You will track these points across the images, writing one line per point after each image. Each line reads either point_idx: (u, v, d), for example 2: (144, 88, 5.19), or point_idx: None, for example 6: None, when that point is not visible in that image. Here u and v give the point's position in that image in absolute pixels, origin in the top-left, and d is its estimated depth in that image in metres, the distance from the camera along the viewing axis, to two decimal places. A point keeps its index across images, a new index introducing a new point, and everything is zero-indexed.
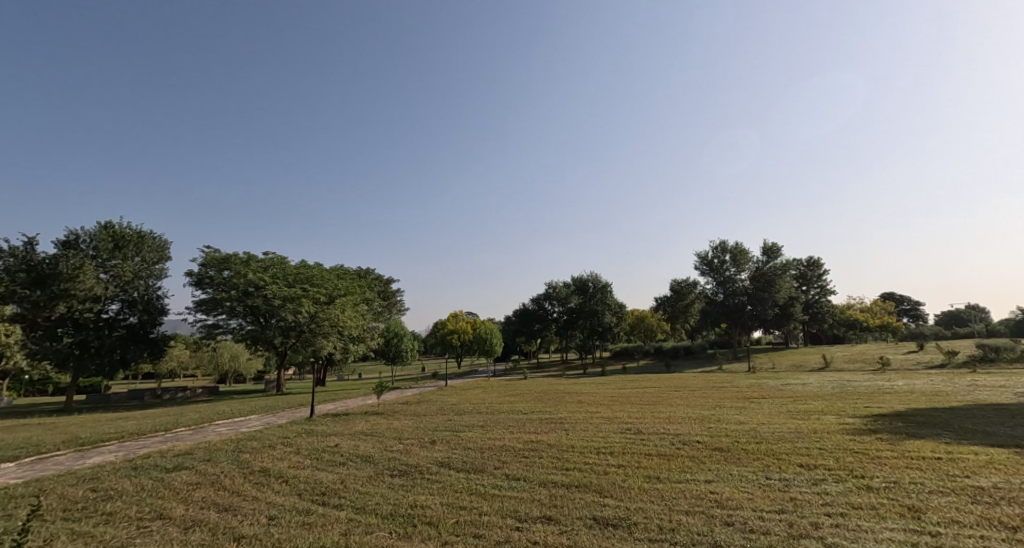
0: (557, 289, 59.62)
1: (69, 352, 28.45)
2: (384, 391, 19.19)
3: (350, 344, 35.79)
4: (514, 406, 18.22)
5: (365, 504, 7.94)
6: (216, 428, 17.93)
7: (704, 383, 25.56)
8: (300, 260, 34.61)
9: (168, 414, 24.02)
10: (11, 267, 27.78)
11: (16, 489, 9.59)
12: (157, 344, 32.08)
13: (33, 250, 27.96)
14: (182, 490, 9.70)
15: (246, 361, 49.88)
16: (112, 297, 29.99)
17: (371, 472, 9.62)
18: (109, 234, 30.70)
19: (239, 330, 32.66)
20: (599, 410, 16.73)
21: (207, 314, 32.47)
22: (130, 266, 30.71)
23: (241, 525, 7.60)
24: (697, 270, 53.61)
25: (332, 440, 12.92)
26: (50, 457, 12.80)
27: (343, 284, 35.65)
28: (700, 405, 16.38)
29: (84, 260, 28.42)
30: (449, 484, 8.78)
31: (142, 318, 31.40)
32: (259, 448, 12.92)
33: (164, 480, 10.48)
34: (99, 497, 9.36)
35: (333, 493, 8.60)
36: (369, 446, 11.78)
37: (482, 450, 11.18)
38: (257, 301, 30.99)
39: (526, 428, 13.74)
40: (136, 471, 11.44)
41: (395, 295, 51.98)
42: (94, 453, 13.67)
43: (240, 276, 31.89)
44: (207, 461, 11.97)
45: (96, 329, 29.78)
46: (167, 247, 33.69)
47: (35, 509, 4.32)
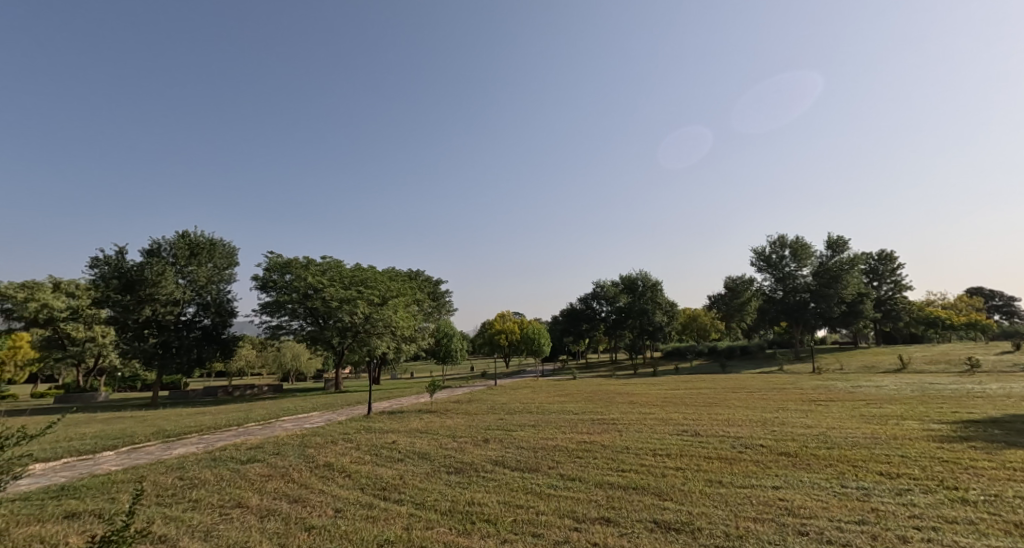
0: (605, 288, 58.87)
1: (154, 350, 30.87)
2: (436, 390, 19.59)
3: (403, 344, 36.82)
4: (565, 406, 18.16)
5: (425, 500, 8.15)
6: (283, 424, 19.01)
7: (765, 384, 24.51)
8: (355, 263, 36.03)
9: (238, 410, 25.64)
10: (106, 274, 30.55)
11: (115, 475, 10.55)
12: (228, 344, 34.08)
13: (123, 258, 30.63)
14: (257, 481, 10.35)
15: (307, 360, 52.35)
16: (189, 300, 32.32)
17: (428, 469, 9.86)
18: (186, 242, 33.08)
19: (301, 331, 34.39)
20: (653, 412, 16.36)
21: (271, 315, 34.40)
22: (204, 271, 33.04)
23: (310, 516, 8.01)
24: (753, 266, 51.44)
25: (390, 436, 13.36)
26: (141, 446, 13.99)
27: (395, 286, 36.65)
28: (762, 408, 15.68)
29: (165, 267, 30.85)
30: (506, 483, 8.86)
31: (215, 321, 33.48)
32: (323, 443, 13.56)
33: (239, 472, 11.20)
34: (186, 484, 10.16)
35: (393, 488, 8.90)
36: (425, 443, 12.10)
37: (535, 449, 11.24)
38: (316, 303, 32.50)
39: (578, 428, 13.66)
40: (215, 462, 12.31)
41: (444, 296, 52.90)
42: (178, 444, 14.82)
43: (301, 280, 33.63)
44: (277, 455, 12.69)
45: (175, 329, 32.09)
46: (237, 253, 35.74)
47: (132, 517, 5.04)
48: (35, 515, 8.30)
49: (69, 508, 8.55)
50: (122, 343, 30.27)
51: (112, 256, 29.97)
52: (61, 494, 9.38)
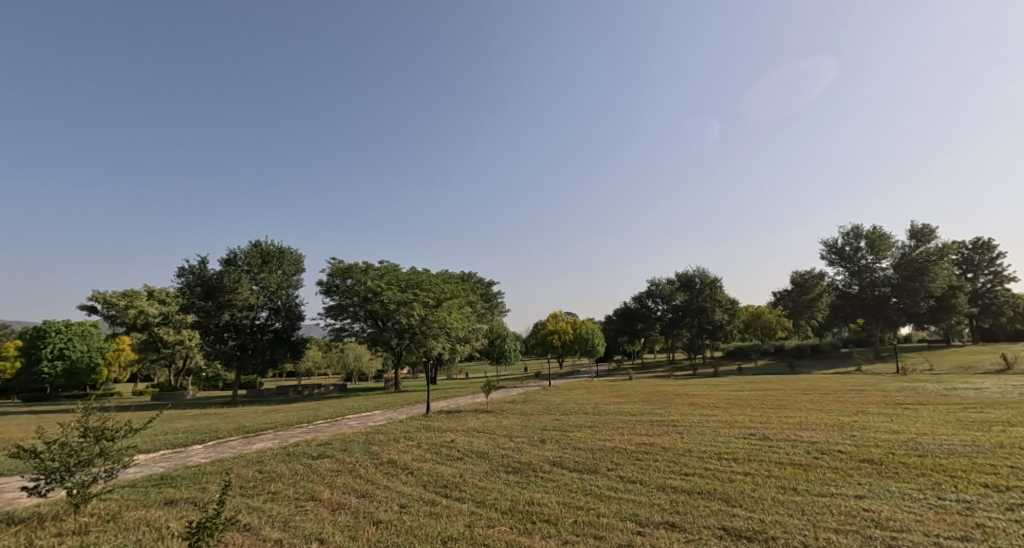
0: (660, 287, 57.36)
1: (233, 353, 32.97)
2: (492, 390, 19.76)
3: (458, 345, 37.43)
4: (623, 408, 17.81)
5: (485, 499, 8.24)
6: (348, 421, 19.88)
7: (840, 385, 22.96)
8: (410, 266, 37.03)
9: (307, 408, 27.05)
10: (191, 283, 33.28)
11: (205, 467, 11.45)
12: (296, 345, 35.83)
13: (205, 267, 33.16)
14: (327, 475, 10.88)
15: (368, 360, 54.43)
16: (262, 305, 34.43)
17: (487, 468, 9.98)
18: (258, 251, 35.29)
19: (362, 333, 35.69)
20: (716, 414, 15.72)
21: (335, 318, 35.99)
22: (275, 278, 35.03)
23: (377, 511, 8.31)
24: (825, 260, 48.48)
25: (449, 435, 13.65)
26: (224, 441, 15.07)
27: (448, 288, 37.33)
28: (837, 411, 14.69)
29: (241, 275, 33.16)
30: (566, 483, 8.81)
31: (285, 324, 35.39)
32: (386, 441, 14.04)
33: (312, 466, 11.83)
34: (265, 477, 10.86)
35: (454, 486, 9.06)
36: (483, 442, 12.25)
37: (593, 450, 11.09)
38: (375, 306, 33.68)
39: (637, 430, 13.34)
40: (289, 456, 13.07)
41: (497, 297, 53.33)
42: (256, 439, 15.85)
43: (361, 284, 35.06)
44: (344, 451, 13.28)
45: (251, 332, 34.13)
46: (303, 260, 37.65)
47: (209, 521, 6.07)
48: (142, 501, 9.16)
49: (168, 495, 9.38)
50: (205, 346, 32.69)
51: (195, 266, 32.57)
52: (160, 483, 10.27)
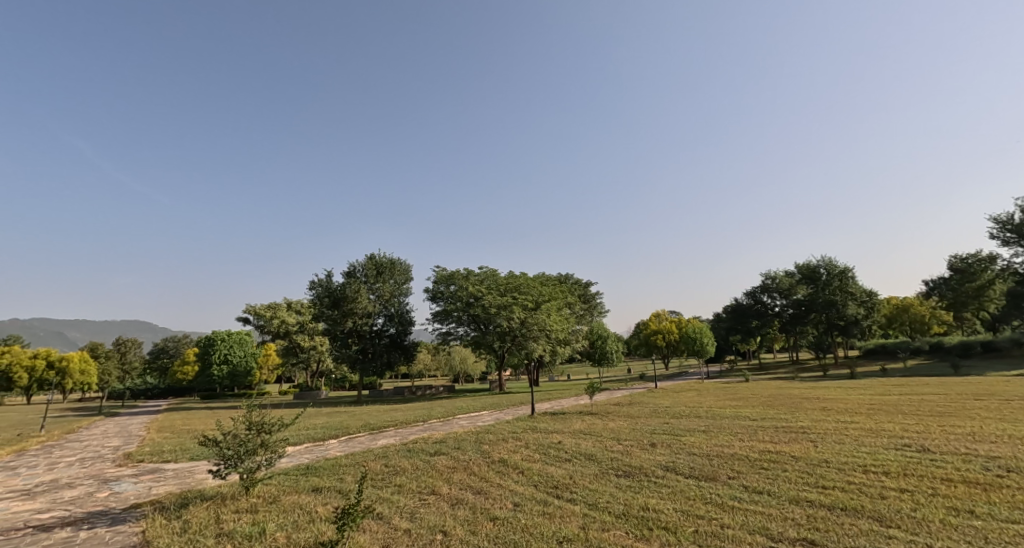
0: (777, 279, 52.70)
1: (356, 356, 36.28)
2: (596, 392, 19.51)
3: (558, 347, 37.46)
4: (741, 412, 16.62)
5: (598, 502, 8.20)
6: (459, 421, 20.83)
7: (1021, 390, 19.24)
8: (509, 270, 37.67)
9: (420, 408, 28.76)
10: (320, 294, 37.28)
11: (341, 459, 12.71)
12: (409, 349, 37.98)
13: (331, 280, 36.89)
14: (445, 471, 11.53)
15: (473, 363, 56.47)
16: (378, 312, 37.38)
17: (598, 470, 9.89)
18: (373, 263, 38.40)
19: (466, 337, 37.22)
20: (856, 421, 14.02)
21: (441, 323, 37.86)
22: (388, 287, 37.85)
23: (493, 508, 8.61)
24: (995, 239, 41.09)
25: (556, 437, 13.73)
26: (354, 436, 16.60)
27: (547, 290, 37.28)
28: (1019, 421, 12.37)
29: (359, 286, 36.42)
30: (682, 490, 8.46)
31: (398, 329, 37.96)
32: (496, 440, 14.49)
33: (430, 462, 12.59)
34: (391, 470, 11.79)
35: (565, 487, 9.12)
36: (591, 444, 12.16)
37: (710, 456, 10.50)
38: (477, 311, 34.99)
39: (761, 436, 12.38)
40: (410, 452, 14.03)
41: (595, 298, 52.62)
42: (381, 436, 17.25)
43: (463, 290, 36.59)
44: (458, 449, 13.93)
45: (370, 337, 37.24)
46: (412, 270, 40.17)
47: (352, 512, 6.74)
48: (294, 486, 10.44)
49: (314, 484, 10.56)
50: (333, 350, 36.17)
51: (323, 279, 36.44)
52: (307, 472, 11.59)
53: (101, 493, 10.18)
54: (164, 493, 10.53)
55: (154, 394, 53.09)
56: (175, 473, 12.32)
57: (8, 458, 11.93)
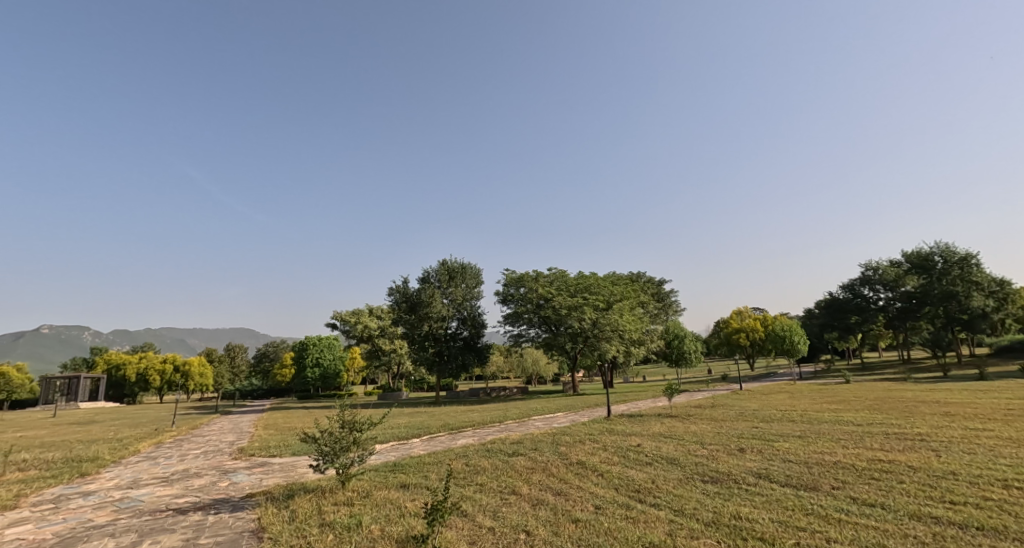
0: (880, 271, 48.26)
1: (433, 358, 37.74)
2: (674, 394, 18.91)
3: (632, 348, 36.69)
4: (842, 416, 15.38)
5: (684, 508, 8.03)
6: (534, 422, 21.05)
7: None
8: (578, 271, 37.22)
9: (497, 409, 29.33)
10: (398, 300, 39.28)
11: (424, 458, 13.33)
12: (482, 351, 39.00)
13: (407, 286, 38.79)
14: (524, 472, 11.74)
15: (545, 365, 56.66)
16: (452, 316, 38.67)
17: (682, 475, 9.65)
18: (445, 268, 39.70)
19: (537, 338, 37.49)
20: (987, 429, 12.52)
21: (513, 325, 38.37)
22: (460, 291, 38.96)
23: (574, 510, 8.67)
24: None
25: (635, 439, 13.53)
26: (434, 436, 17.34)
27: (618, 289, 36.42)
28: None
29: (433, 291, 37.90)
30: (779, 499, 8.06)
31: (472, 332, 39.07)
32: (573, 442, 14.51)
33: (509, 463, 12.87)
34: (472, 470, 12.18)
35: (647, 491, 9.00)
36: (673, 448, 11.86)
37: (809, 464, 9.88)
38: (548, 312, 34.97)
39: (867, 443, 11.46)
40: (489, 452, 14.41)
41: (670, 296, 50.88)
42: (459, 436, 17.82)
43: (533, 291, 36.69)
44: (535, 450, 14.11)
45: (445, 340, 38.70)
46: (482, 273, 41.08)
47: (438, 510, 7.12)
48: (384, 482, 11.13)
49: (401, 480, 11.17)
50: (411, 353, 37.69)
51: (400, 286, 38.33)
52: (394, 469, 12.27)
53: (222, 483, 11.42)
54: (273, 484, 11.61)
55: (258, 394, 58.24)
56: (280, 467, 13.55)
57: (148, 449, 13.70)
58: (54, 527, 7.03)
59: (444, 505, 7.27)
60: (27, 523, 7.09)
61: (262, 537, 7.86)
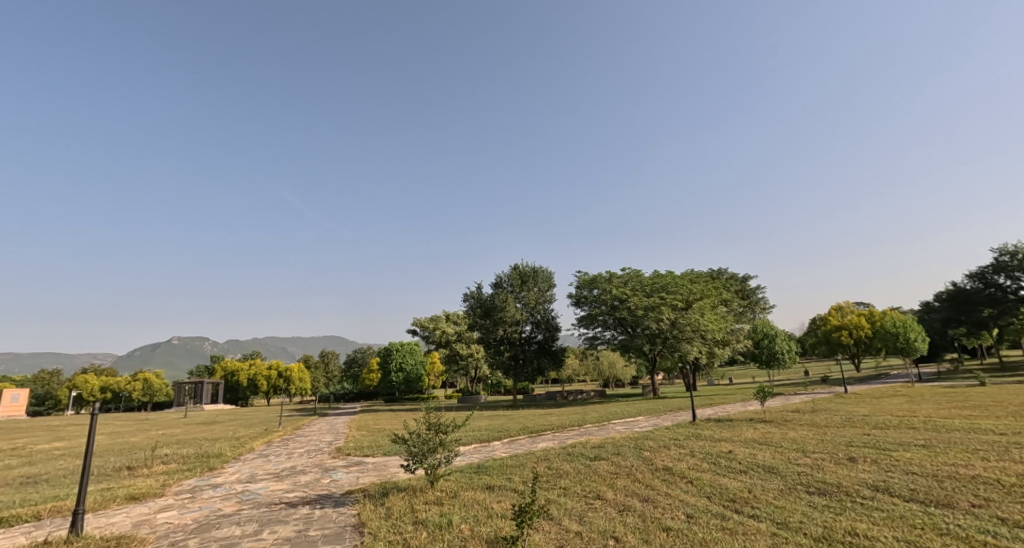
0: (1019, 257, 42.35)
1: (509, 362, 38.11)
2: (767, 397, 17.76)
3: (716, 348, 34.88)
4: (975, 424, 13.62)
5: (787, 520, 7.56)
6: (615, 426, 20.67)
7: None
8: (654, 270, 35.92)
9: (576, 412, 29.09)
10: (473, 306, 40.14)
11: (507, 460, 13.53)
12: (557, 354, 38.96)
13: (481, 291, 39.63)
14: (607, 477, 11.58)
15: (622, 368, 55.45)
16: (526, 320, 38.96)
17: (782, 485, 9.07)
18: (517, 273, 40.07)
19: (614, 341, 36.77)
20: None
21: (587, 327, 37.92)
22: (533, 295, 39.20)
23: (664, 517, 8.43)
24: None
25: (726, 445, 12.89)
26: (516, 439, 17.58)
27: (698, 287, 34.60)
28: None
29: (506, 295, 38.41)
30: (904, 516, 7.35)
31: (546, 335, 39.19)
32: (658, 447, 14.09)
33: (591, 467, 12.75)
34: (555, 473, 12.20)
35: (744, 501, 8.56)
36: (769, 455, 11.17)
37: (937, 478, 8.90)
38: (623, 314, 34.12)
39: (1007, 456, 10.11)
40: (570, 456, 14.37)
41: (756, 293, 47.92)
42: (539, 439, 17.89)
43: (607, 293, 36.04)
44: (618, 455, 13.87)
45: (520, 344, 38.95)
46: (554, 276, 41.07)
47: (526, 515, 7.21)
48: (470, 483, 11.46)
49: (486, 482, 11.42)
50: (488, 357, 38.47)
51: (475, 291, 39.18)
52: (479, 471, 12.58)
53: (324, 480, 12.32)
54: (368, 483, 12.36)
55: (349, 397, 62.18)
56: (374, 466, 14.39)
57: (261, 447, 15.12)
58: (193, 514, 7.95)
59: (532, 510, 7.34)
60: (172, 510, 8.08)
61: (364, 532, 8.37)
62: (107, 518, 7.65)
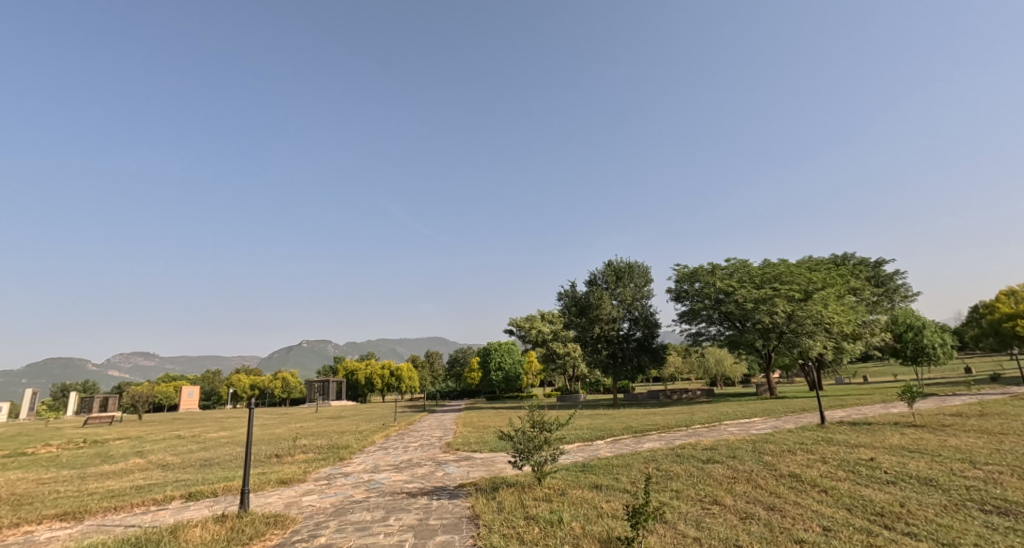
0: None
1: (607, 360, 37.32)
2: (916, 398, 15.59)
3: (844, 343, 31.40)
4: None
5: (955, 542, 6.59)
6: (728, 428, 19.40)
7: None
8: (764, 259, 33.18)
9: (682, 412, 27.92)
10: (568, 304, 39.98)
11: (613, 460, 13.24)
12: (658, 352, 37.60)
13: (575, 290, 39.43)
14: (725, 481, 10.89)
15: (731, 365, 52.01)
16: (622, 317, 38.01)
17: (945, 501, 7.92)
18: (612, 270, 39.23)
19: (720, 336, 34.78)
20: None
21: (690, 323, 36.07)
22: (629, 291, 38.11)
23: (796, 529, 7.72)
24: None
25: (864, 452, 11.53)
26: (620, 438, 17.19)
27: (818, 275, 31.24)
28: None
29: (602, 292, 37.73)
30: None
31: (645, 332, 37.95)
32: (781, 451, 12.99)
33: (705, 470, 12.07)
34: (665, 475, 11.71)
35: (896, 516, 7.61)
36: (923, 466, 9.80)
37: None
38: (730, 308, 31.96)
39: None
40: (680, 458, 13.74)
41: (892, 279, 42.33)
42: (645, 439, 17.32)
43: (710, 286, 34.02)
44: (734, 458, 13.01)
45: (618, 342, 38.05)
46: (650, 271, 39.66)
47: (641, 518, 7.00)
48: (576, 482, 11.39)
49: (593, 481, 11.28)
50: (586, 355, 37.99)
51: (569, 290, 39.03)
52: (584, 470, 12.48)
53: (439, 472, 12.98)
54: (479, 477, 12.80)
55: (453, 394, 65.09)
56: (483, 462, 14.88)
57: (381, 440, 16.33)
58: (331, 499, 8.77)
59: (648, 513, 7.11)
60: (314, 494, 8.97)
61: (479, 524, 8.67)
62: (265, 498, 8.71)
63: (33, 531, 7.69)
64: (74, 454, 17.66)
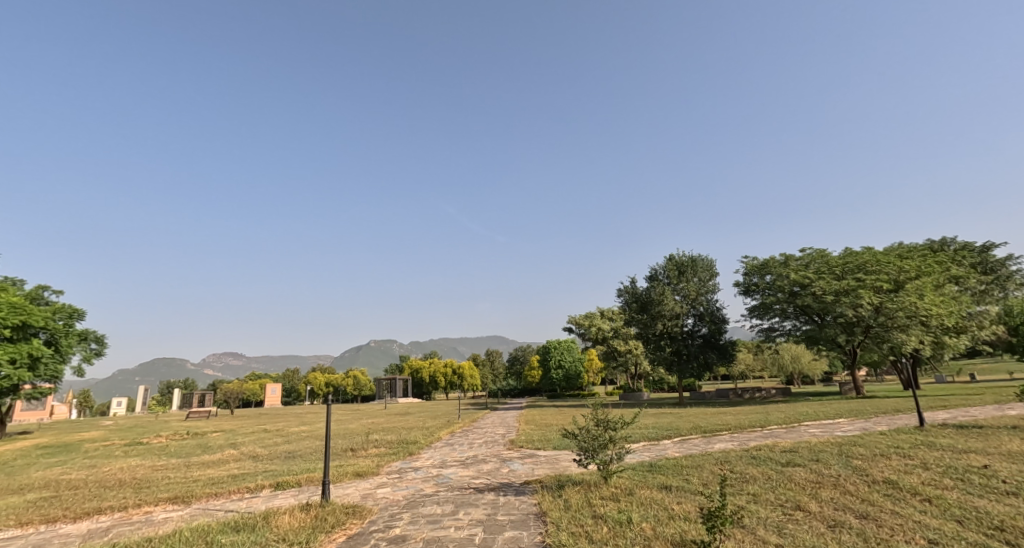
0: None
1: (671, 358, 36.28)
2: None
3: (944, 337, 28.49)
4: None
5: None
6: (809, 429, 18.18)
7: None
8: (844, 248, 30.85)
9: (755, 412, 26.61)
10: (629, 300, 39.05)
11: (682, 461, 12.73)
12: (726, 348, 36.00)
13: (635, 286, 38.51)
14: (808, 486, 10.16)
15: (809, 362, 48.73)
16: (686, 312, 36.64)
17: None
18: (674, 264, 38.01)
19: (795, 332, 32.86)
20: None
21: (761, 318, 34.23)
22: (693, 285, 36.62)
23: (896, 539, 7.06)
24: None
25: (975, 459, 10.34)
26: (689, 438, 16.54)
27: (911, 263, 28.45)
28: None
29: (664, 288, 36.54)
30: None
31: (711, 328, 36.38)
32: (872, 456, 11.95)
33: (785, 474, 11.32)
34: (740, 478, 11.09)
35: (1018, 532, 6.76)
36: None
37: None
38: (807, 301, 29.98)
39: None
40: (756, 459, 13.00)
41: (1004, 266, 37.87)
42: (717, 440, 16.57)
43: (783, 278, 32.04)
44: (817, 462, 12.13)
45: (682, 338, 36.67)
46: (715, 264, 38.01)
47: (718, 522, 6.63)
48: (644, 482, 11.05)
49: (662, 482, 10.91)
50: (648, 353, 37.00)
51: (629, 286, 38.20)
52: (652, 470, 12.09)
53: (504, 469, 13.07)
54: (544, 474, 12.74)
55: (515, 393, 65.50)
56: (548, 459, 14.81)
57: (447, 436, 16.68)
58: (403, 492, 9.01)
59: (724, 518, 6.72)
60: (388, 487, 9.26)
61: (547, 521, 8.60)
62: (343, 489, 9.10)
63: (151, 512, 8.47)
64: (179, 444, 19.48)
